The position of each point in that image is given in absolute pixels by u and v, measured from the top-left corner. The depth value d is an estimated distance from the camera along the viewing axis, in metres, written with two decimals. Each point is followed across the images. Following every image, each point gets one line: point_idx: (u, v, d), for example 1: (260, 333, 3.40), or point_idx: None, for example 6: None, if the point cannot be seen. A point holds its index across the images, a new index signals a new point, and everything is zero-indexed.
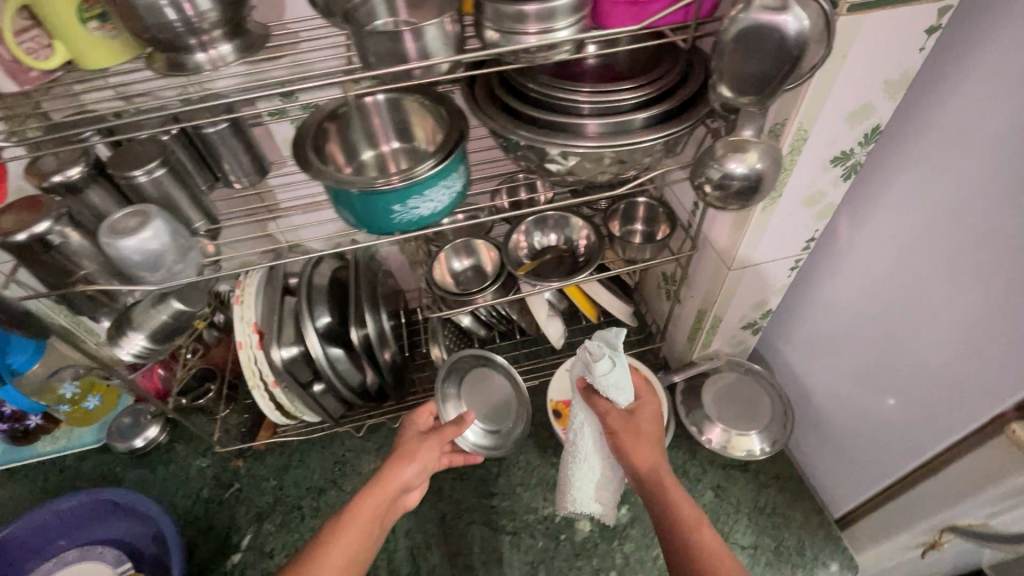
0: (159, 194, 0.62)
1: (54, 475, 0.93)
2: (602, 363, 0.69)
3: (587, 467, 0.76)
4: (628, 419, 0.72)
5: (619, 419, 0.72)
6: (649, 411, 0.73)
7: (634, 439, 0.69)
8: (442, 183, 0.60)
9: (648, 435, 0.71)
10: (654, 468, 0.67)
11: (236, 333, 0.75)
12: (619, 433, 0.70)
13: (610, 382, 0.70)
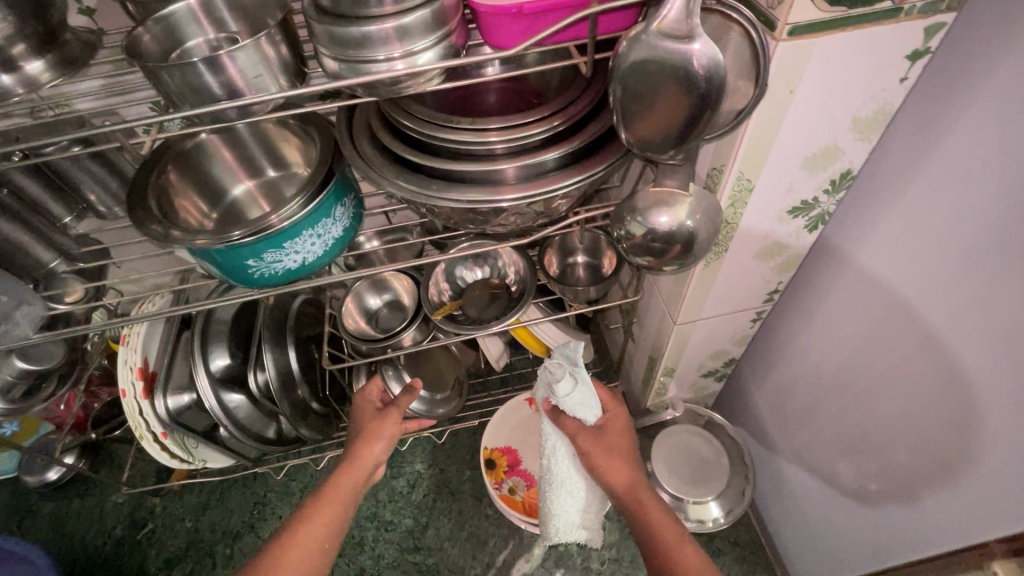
0: None
1: None
2: (562, 383, 0.59)
3: (565, 492, 0.63)
4: (599, 437, 0.59)
5: (591, 441, 0.59)
6: (620, 420, 0.61)
7: (608, 456, 0.58)
8: (311, 231, 0.49)
9: (622, 449, 0.59)
10: (635, 486, 0.56)
11: (119, 380, 0.66)
12: (593, 457, 0.58)
13: (577, 401, 0.59)
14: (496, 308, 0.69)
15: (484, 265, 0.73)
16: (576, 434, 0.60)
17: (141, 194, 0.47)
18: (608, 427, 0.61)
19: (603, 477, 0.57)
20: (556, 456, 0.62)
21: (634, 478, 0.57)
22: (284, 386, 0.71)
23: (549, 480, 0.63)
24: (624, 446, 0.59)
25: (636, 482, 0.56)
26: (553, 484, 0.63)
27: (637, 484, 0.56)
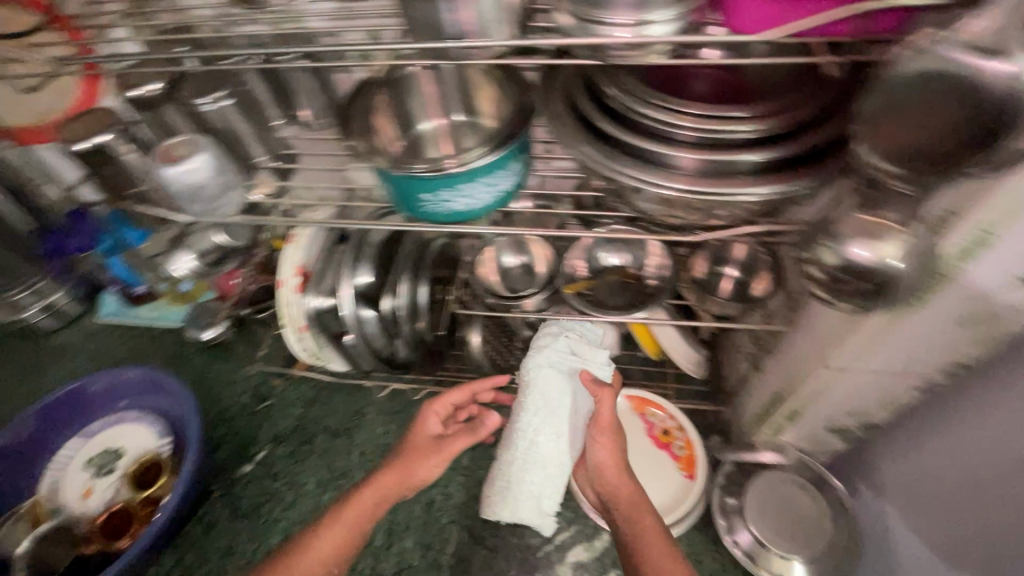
0: (223, 124, 0.63)
1: (145, 340, 1.08)
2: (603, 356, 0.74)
3: (564, 462, 0.71)
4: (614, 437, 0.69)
5: (607, 433, 0.69)
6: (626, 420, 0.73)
7: (612, 453, 0.68)
8: (483, 180, 0.51)
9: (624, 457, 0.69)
10: (636, 490, 0.66)
11: (281, 272, 0.76)
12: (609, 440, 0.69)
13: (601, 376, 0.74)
14: (625, 299, 0.68)
15: (629, 252, 0.72)
16: (600, 421, 0.70)
17: (350, 111, 0.52)
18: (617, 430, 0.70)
19: (605, 474, 0.68)
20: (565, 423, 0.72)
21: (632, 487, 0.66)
22: (408, 314, 0.77)
23: (555, 447, 0.71)
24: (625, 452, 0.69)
25: (630, 491, 0.65)
26: (540, 456, 0.71)
27: (632, 492, 0.65)
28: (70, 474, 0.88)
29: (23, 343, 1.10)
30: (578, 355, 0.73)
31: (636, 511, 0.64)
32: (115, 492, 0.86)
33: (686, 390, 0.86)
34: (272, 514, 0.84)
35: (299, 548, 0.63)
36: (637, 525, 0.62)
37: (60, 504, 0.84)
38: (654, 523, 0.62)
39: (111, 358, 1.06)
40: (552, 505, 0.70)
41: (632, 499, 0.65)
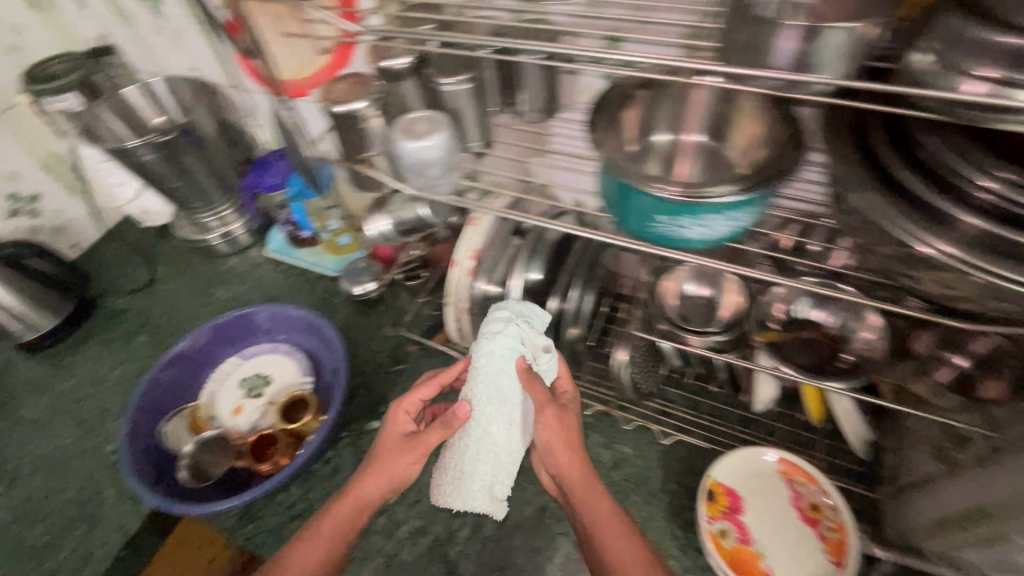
0: (454, 105, 0.62)
1: (300, 281, 1.17)
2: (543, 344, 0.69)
3: (508, 457, 0.68)
4: (558, 425, 0.67)
5: (548, 416, 0.67)
6: (575, 405, 0.71)
7: (559, 434, 0.67)
8: (727, 216, 0.49)
9: (580, 454, 0.67)
10: (592, 501, 0.66)
11: (458, 252, 0.77)
12: (559, 444, 0.67)
13: (548, 365, 0.70)
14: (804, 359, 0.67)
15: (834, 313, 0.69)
16: (542, 411, 0.67)
17: (613, 107, 0.55)
18: (565, 418, 0.68)
19: (554, 450, 0.67)
20: (512, 411, 0.68)
21: (584, 474, 0.67)
22: (567, 320, 0.77)
23: (498, 442, 0.68)
24: (580, 446, 0.67)
25: (580, 477, 0.66)
26: (495, 447, 0.67)
27: (582, 480, 0.66)
28: (227, 389, 0.98)
29: (202, 261, 1.24)
30: (526, 343, 0.68)
31: (596, 504, 0.65)
32: (261, 417, 0.94)
33: (838, 466, 0.79)
34: None
35: (304, 532, 0.69)
36: (598, 515, 0.65)
37: (217, 415, 0.94)
38: (610, 513, 0.65)
39: (270, 290, 1.16)
40: (504, 491, 0.69)
41: (587, 489, 0.66)
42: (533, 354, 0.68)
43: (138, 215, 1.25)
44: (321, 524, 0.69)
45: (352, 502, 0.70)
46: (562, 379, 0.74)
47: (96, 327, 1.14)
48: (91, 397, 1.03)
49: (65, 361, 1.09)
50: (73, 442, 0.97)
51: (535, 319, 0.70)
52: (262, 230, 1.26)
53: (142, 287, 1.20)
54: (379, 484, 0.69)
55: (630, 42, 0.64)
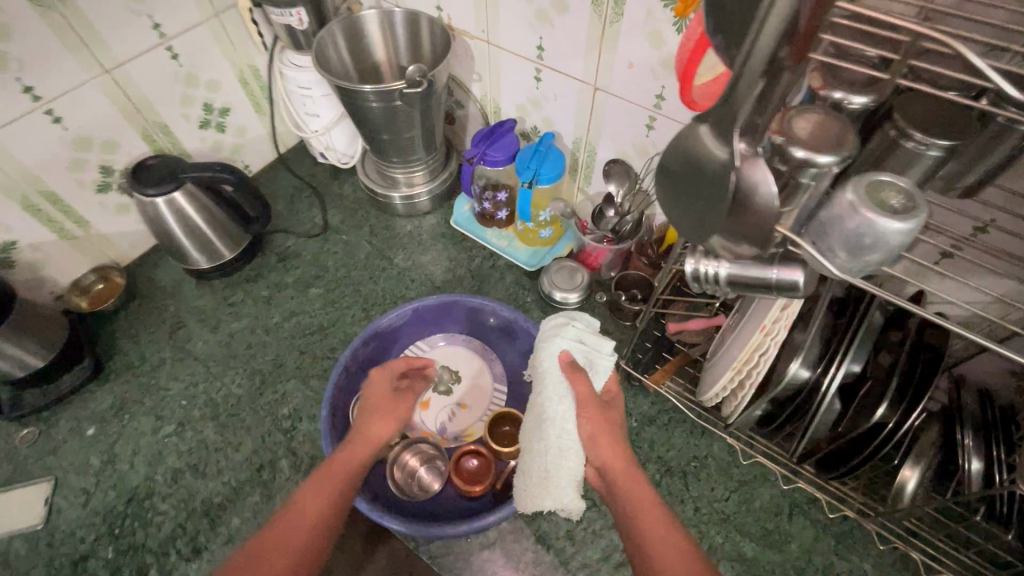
0: (902, 170, 0.48)
1: (486, 265, 1.06)
2: (602, 354, 0.70)
3: (562, 449, 0.64)
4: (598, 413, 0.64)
5: (594, 408, 0.64)
6: (619, 404, 0.67)
7: (598, 423, 0.64)
8: None
9: (619, 440, 0.62)
10: (641, 499, 0.56)
11: (767, 316, 0.63)
12: (597, 428, 0.63)
13: (603, 372, 0.69)
14: None
15: None
16: (581, 398, 0.66)
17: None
18: (609, 412, 0.65)
19: (598, 440, 0.62)
20: (566, 404, 0.65)
21: (628, 465, 0.60)
22: (878, 431, 0.63)
23: (559, 438, 0.64)
24: (619, 434, 0.63)
25: (625, 463, 0.60)
26: (554, 441, 0.64)
27: (620, 466, 0.60)
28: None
29: (376, 216, 1.13)
30: (582, 345, 0.70)
31: (637, 492, 0.57)
32: (449, 419, 0.85)
33: None
34: (593, 527, 0.78)
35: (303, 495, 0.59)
36: (636, 501, 0.56)
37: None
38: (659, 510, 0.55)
39: (453, 268, 1.06)
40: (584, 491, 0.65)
41: (623, 473, 0.60)
42: (589, 366, 0.69)
43: (318, 150, 1.16)
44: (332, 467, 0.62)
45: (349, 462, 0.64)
46: (613, 382, 0.70)
47: (266, 266, 1.06)
48: (262, 347, 0.95)
49: (234, 298, 1.02)
50: (246, 395, 0.90)
51: (598, 342, 0.70)
52: (445, 196, 1.14)
53: (314, 233, 1.11)
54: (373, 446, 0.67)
55: None
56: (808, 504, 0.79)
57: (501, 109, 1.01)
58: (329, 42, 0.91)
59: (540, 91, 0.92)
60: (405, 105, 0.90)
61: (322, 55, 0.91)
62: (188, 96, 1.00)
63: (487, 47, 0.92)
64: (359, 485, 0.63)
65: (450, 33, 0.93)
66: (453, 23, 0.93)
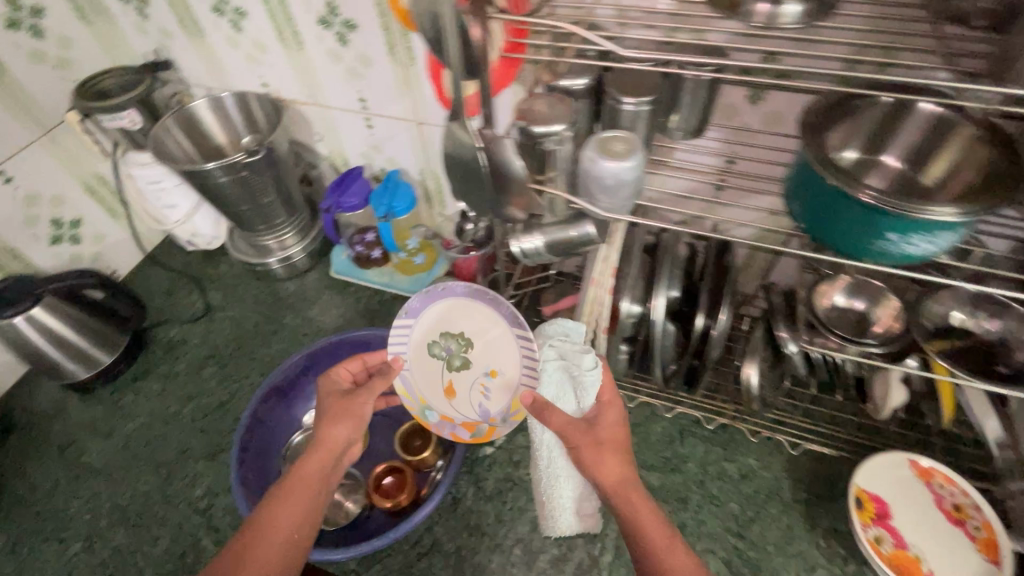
0: (631, 126, 0.62)
1: (375, 303, 1.12)
2: (584, 361, 0.69)
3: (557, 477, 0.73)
4: (586, 433, 0.63)
5: (579, 430, 0.63)
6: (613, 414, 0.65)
7: (591, 448, 0.61)
8: (956, 228, 0.49)
9: (620, 452, 0.61)
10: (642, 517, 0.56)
11: (596, 270, 0.75)
12: (580, 451, 0.62)
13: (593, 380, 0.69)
14: (976, 365, 0.64)
15: (996, 324, 0.65)
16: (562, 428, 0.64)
17: (816, 127, 0.54)
18: (599, 423, 0.64)
19: (588, 467, 0.61)
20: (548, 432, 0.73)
21: (624, 480, 0.59)
22: (706, 338, 0.76)
23: (552, 472, 0.73)
24: (620, 446, 0.62)
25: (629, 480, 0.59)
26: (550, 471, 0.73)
27: (623, 481, 0.59)
28: (422, 365, 0.82)
29: (258, 286, 1.16)
30: (564, 359, 0.72)
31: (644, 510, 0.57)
32: (484, 397, 0.80)
33: (958, 466, 0.81)
34: (518, 503, 0.84)
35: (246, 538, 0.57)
36: (639, 518, 0.56)
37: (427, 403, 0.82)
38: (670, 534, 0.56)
39: (344, 313, 1.11)
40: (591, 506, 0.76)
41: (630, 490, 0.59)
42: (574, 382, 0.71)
43: (184, 239, 1.17)
44: (303, 473, 0.63)
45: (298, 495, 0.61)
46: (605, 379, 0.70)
47: (152, 363, 1.05)
48: (163, 439, 0.94)
49: (124, 401, 1.00)
50: (154, 490, 0.89)
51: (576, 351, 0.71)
52: (321, 251, 1.19)
53: (198, 317, 1.11)
54: (316, 470, 0.63)
55: (788, 63, 0.65)
56: (693, 424, 0.90)
57: (349, 160, 1.10)
58: (166, 135, 0.97)
59: (375, 136, 1.02)
60: (253, 174, 0.96)
61: (161, 147, 0.96)
62: (32, 215, 1.00)
63: (317, 108, 1.01)
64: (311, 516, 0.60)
65: (281, 104, 1.02)
66: (281, 94, 1.02)
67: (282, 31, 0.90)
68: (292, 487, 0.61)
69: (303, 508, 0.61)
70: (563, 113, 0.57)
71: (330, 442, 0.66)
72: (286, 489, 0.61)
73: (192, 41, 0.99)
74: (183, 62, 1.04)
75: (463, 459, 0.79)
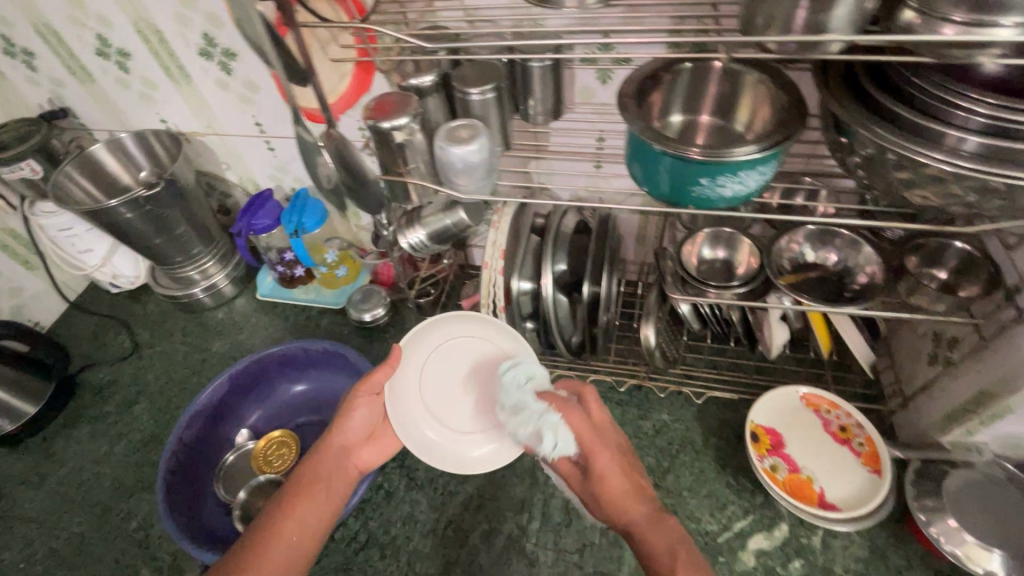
0: (482, 114, 0.67)
1: (303, 319, 1.15)
2: (544, 439, 0.64)
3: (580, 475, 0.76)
4: (586, 485, 0.65)
5: (579, 480, 0.66)
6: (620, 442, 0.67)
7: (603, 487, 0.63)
8: (759, 167, 0.55)
9: (621, 487, 0.63)
10: (670, 545, 0.59)
11: (486, 254, 0.79)
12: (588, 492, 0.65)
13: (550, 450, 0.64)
14: (826, 293, 0.71)
15: (838, 254, 0.73)
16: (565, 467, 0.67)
17: (637, 92, 0.59)
18: (596, 468, 0.64)
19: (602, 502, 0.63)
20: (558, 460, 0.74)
21: (640, 508, 0.62)
22: (597, 304, 0.81)
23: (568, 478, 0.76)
24: (621, 482, 0.63)
25: (637, 517, 0.61)
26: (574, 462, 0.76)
27: (635, 519, 0.61)
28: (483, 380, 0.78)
29: (185, 318, 1.17)
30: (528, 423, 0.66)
31: (658, 540, 0.59)
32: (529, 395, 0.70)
33: (847, 392, 0.88)
34: (448, 487, 0.87)
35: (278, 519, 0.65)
36: (654, 543, 0.59)
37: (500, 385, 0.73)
38: (689, 561, 0.57)
39: (272, 333, 1.13)
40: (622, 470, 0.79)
41: (641, 527, 0.61)
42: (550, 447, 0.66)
43: (107, 282, 1.19)
44: (317, 461, 0.71)
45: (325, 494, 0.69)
46: (579, 421, 0.66)
47: (82, 407, 1.05)
48: (95, 479, 0.94)
49: (54, 448, 1.00)
50: (89, 530, 0.89)
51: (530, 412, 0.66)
52: (246, 277, 1.21)
53: (126, 356, 1.12)
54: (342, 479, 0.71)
55: (624, 41, 0.71)
56: (609, 390, 0.95)
57: (260, 184, 1.14)
58: (68, 182, 0.99)
59: (278, 156, 1.05)
60: (157, 206, 0.98)
61: (63, 193, 0.98)
62: None
63: (218, 137, 1.04)
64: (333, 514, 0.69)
65: (182, 138, 1.05)
66: (181, 128, 1.05)
67: (167, 66, 0.93)
68: (322, 484, 0.69)
69: (319, 513, 0.68)
70: (409, 108, 0.62)
71: (342, 431, 0.73)
72: (299, 476, 0.70)
73: (85, 86, 1.01)
74: (81, 109, 1.06)
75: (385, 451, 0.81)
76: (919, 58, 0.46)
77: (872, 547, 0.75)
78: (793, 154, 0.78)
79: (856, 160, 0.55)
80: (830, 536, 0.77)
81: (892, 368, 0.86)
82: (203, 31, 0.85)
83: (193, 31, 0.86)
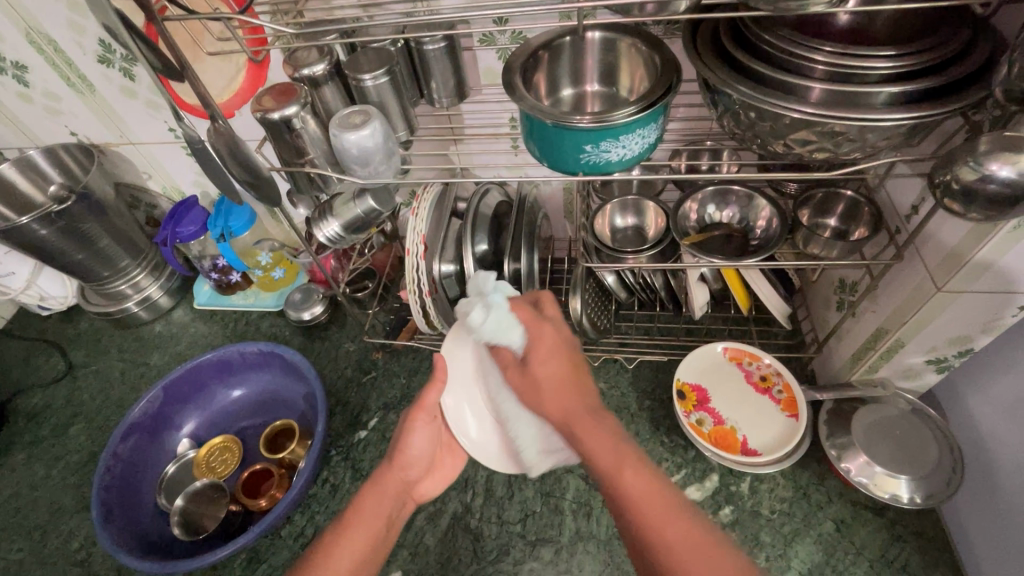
0: (378, 99, 0.67)
1: (242, 324, 1.14)
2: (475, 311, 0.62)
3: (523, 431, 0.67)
4: (525, 374, 0.63)
5: (516, 370, 0.64)
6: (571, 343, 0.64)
7: (554, 381, 0.61)
8: (639, 130, 0.58)
9: (559, 376, 0.61)
10: (615, 455, 0.53)
11: (407, 241, 0.79)
12: (524, 389, 0.63)
13: (489, 328, 0.63)
14: (729, 250, 0.74)
15: (738, 209, 0.77)
16: (506, 360, 0.65)
17: (521, 64, 0.60)
18: (534, 355, 0.62)
19: (541, 390, 0.61)
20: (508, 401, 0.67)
21: (579, 406, 0.58)
22: (520, 281, 0.83)
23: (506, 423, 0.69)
24: (557, 374, 0.61)
25: (571, 409, 0.58)
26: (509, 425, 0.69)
27: (570, 414, 0.58)
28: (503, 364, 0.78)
29: (121, 335, 1.15)
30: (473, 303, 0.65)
31: (592, 436, 0.55)
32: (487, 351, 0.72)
33: (769, 345, 0.92)
34: None
35: (339, 528, 0.61)
36: (599, 446, 0.54)
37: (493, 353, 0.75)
38: (639, 468, 0.51)
39: (211, 341, 1.12)
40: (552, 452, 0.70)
41: (577, 418, 0.58)
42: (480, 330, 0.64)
43: (35, 305, 1.15)
44: (379, 490, 0.65)
45: (379, 512, 0.63)
46: (527, 312, 0.64)
47: (15, 433, 1.02)
48: (33, 504, 0.92)
49: None
50: (28, 555, 0.87)
51: (479, 284, 0.64)
52: (181, 287, 1.19)
53: (60, 378, 1.09)
54: (395, 505, 0.66)
55: (518, 18, 0.73)
56: None
57: (185, 191, 1.12)
58: None
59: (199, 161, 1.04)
60: (74, 221, 0.96)
61: None
62: None
63: (133, 146, 1.02)
64: (384, 543, 0.62)
65: (96, 149, 1.02)
66: (94, 139, 1.02)
67: (68, 77, 0.90)
68: (378, 494, 0.65)
69: (376, 525, 0.62)
70: (298, 97, 0.62)
71: (406, 459, 0.67)
72: (358, 505, 0.63)
73: None
74: None
75: (322, 444, 0.81)
76: (763, 13, 0.49)
77: (794, 487, 0.80)
78: (694, 119, 0.81)
79: (727, 116, 0.57)
80: (757, 481, 0.81)
81: (809, 318, 0.91)
82: (99, 37, 0.83)
83: (89, 38, 0.84)
